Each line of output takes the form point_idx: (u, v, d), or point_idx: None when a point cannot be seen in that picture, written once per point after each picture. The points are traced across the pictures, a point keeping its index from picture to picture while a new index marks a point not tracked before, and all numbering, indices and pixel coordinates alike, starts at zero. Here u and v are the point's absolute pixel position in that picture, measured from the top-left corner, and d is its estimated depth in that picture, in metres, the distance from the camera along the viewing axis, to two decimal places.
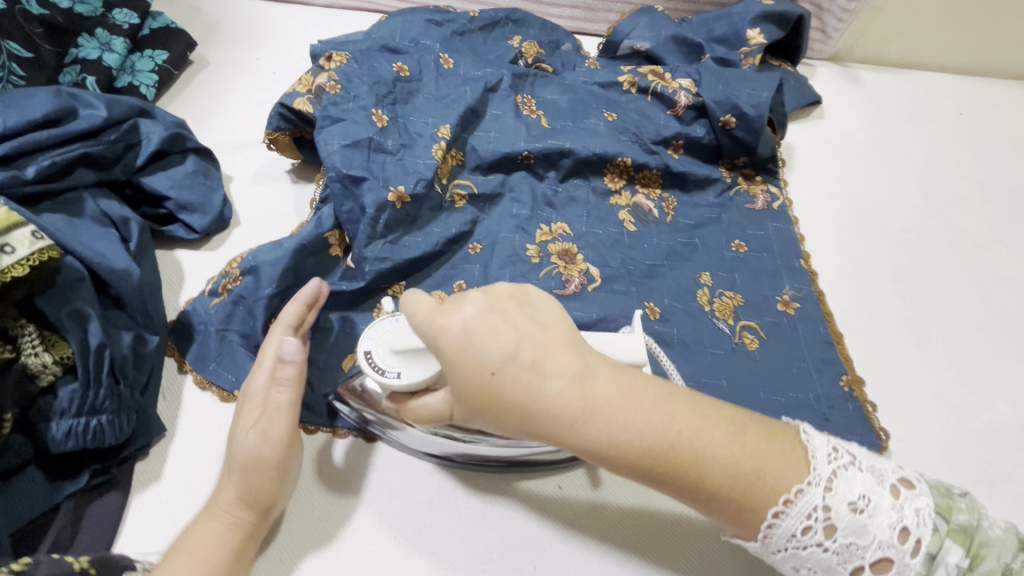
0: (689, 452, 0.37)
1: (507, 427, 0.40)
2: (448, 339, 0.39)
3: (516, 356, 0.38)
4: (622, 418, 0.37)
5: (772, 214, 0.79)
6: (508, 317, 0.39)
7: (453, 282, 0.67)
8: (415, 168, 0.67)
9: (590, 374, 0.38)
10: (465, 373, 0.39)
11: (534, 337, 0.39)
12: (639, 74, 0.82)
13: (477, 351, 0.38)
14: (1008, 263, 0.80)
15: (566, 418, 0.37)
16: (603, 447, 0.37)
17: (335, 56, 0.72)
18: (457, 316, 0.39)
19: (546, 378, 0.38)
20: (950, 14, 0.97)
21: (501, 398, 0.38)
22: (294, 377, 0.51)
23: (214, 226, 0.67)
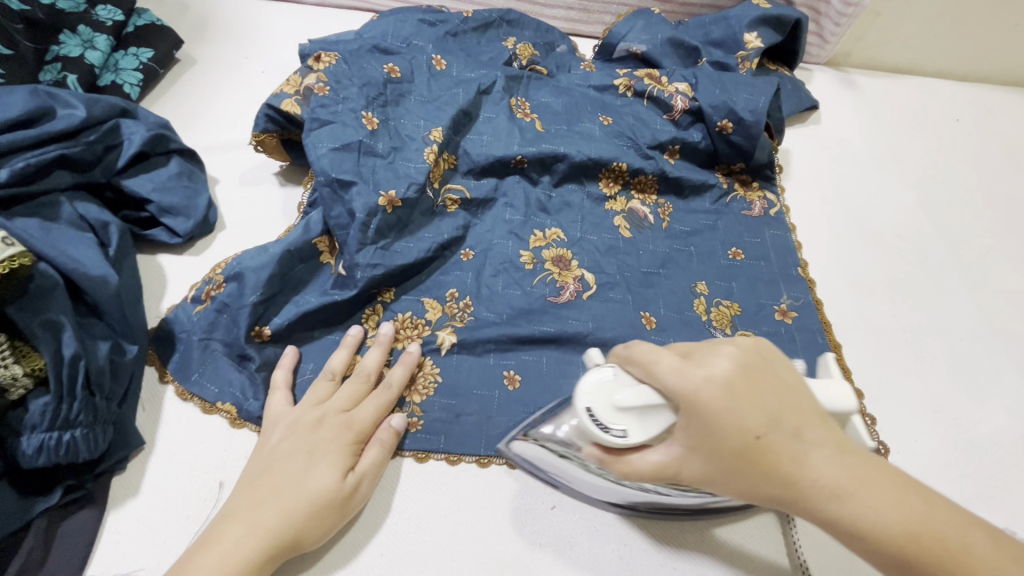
0: (958, 549, 0.35)
1: (752, 493, 0.38)
2: (707, 395, 0.37)
3: (778, 423, 0.37)
4: (883, 503, 0.36)
5: (768, 220, 0.78)
6: (763, 384, 0.38)
7: (445, 289, 0.65)
8: (406, 172, 0.65)
9: (848, 449, 0.38)
10: (728, 430, 0.37)
11: (791, 404, 0.38)
12: (635, 77, 0.81)
13: (740, 412, 0.37)
14: (1006, 271, 0.80)
15: (828, 491, 0.36)
16: (862, 527, 0.36)
17: (324, 56, 0.69)
18: (717, 369, 0.37)
19: (809, 448, 0.37)
20: (947, 20, 0.97)
21: (757, 461, 0.37)
22: (389, 441, 0.54)
23: (199, 230, 0.66)
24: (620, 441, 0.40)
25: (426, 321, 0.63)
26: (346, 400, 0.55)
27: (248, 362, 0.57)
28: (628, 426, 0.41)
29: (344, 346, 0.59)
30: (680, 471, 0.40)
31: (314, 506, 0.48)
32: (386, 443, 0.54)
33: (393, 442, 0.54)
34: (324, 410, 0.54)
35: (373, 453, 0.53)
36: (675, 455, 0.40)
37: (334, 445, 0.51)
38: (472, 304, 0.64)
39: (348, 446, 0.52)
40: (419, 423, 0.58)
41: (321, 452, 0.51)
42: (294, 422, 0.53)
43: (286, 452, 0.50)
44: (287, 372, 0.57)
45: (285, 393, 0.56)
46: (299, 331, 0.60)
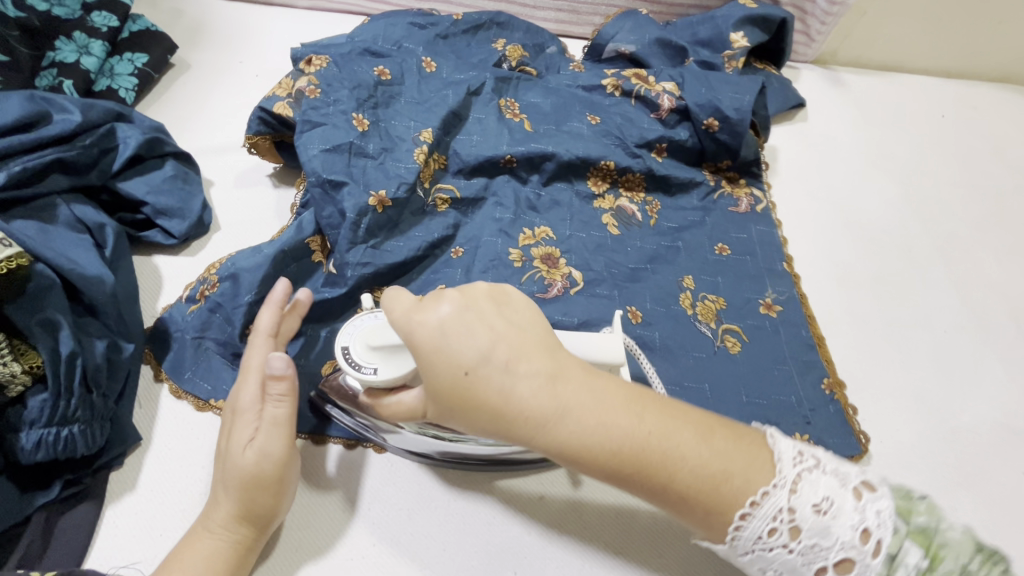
0: (659, 454, 0.37)
1: (477, 427, 0.40)
2: (422, 332, 0.39)
3: (490, 356, 0.38)
4: (592, 419, 0.37)
5: (755, 217, 0.79)
6: (482, 317, 0.39)
7: (435, 286, 0.66)
8: (396, 172, 0.67)
9: (560, 376, 0.38)
10: (437, 368, 0.39)
11: (507, 337, 0.38)
12: (623, 77, 0.82)
13: (454, 347, 0.38)
14: (988, 264, 0.81)
15: (537, 417, 0.37)
16: (570, 447, 0.37)
17: (315, 60, 0.71)
18: (435, 312, 0.39)
19: (518, 376, 0.37)
20: (931, 18, 0.98)
21: (471, 398, 0.38)
22: (287, 391, 0.50)
23: (193, 231, 0.67)
24: (373, 379, 0.46)
25: None
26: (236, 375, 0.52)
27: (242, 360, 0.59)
28: (380, 364, 0.47)
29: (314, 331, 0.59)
30: (428, 411, 0.43)
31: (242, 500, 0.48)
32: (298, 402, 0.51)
33: (293, 389, 0.50)
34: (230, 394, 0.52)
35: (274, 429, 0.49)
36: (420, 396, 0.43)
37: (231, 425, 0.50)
38: None
39: (244, 423, 0.49)
40: None
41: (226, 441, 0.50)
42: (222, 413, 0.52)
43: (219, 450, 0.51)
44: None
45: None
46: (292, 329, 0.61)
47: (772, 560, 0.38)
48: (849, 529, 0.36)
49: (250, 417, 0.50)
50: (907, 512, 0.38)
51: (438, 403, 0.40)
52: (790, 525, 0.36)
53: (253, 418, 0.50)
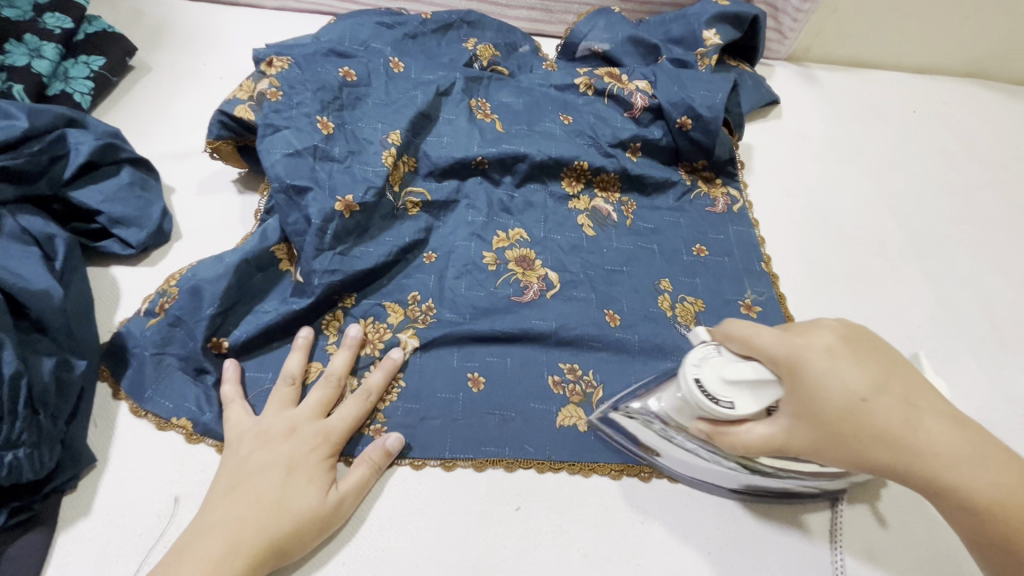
0: None
1: (859, 460, 0.41)
2: (812, 357, 0.42)
3: (886, 388, 0.40)
4: (992, 476, 0.38)
5: (731, 216, 0.78)
6: (870, 355, 0.42)
7: (406, 292, 0.65)
8: (364, 176, 0.65)
9: (964, 424, 0.40)
10: (830, 394, 0.40)
11: (899, 375, 0.41)
12: (595, 76, 0.81)
13: (844, 373, 0.40)
14: (962, 257, 0.82)
15: (935, 455, 0.39)
16: (962, 494, 0.38)
17: (276, 61, 0.69)
18: (820, 339, 0.42)
19: (923, 414, 0.39)
20: (899, 15, 0.99)
21: (866, 424, 0.40)
22: (375, 457, 0.54)
23: (152, 240, 0.64)
24: (728, 412, 0.45)
25: (388, 325, 0.62)
26: (310, 405, 0.55)
27: (206, 376, 0.57)
28: (734, 397, 0.46)
29: (297, 349, 0.58)
30: (788, 442, 0.44)
31: (297, 525, 0.48)
32: (375, 461, 0.53)
33: (378, 462, 0.54)
34: (293, 419, 0.54)
35: (360, 471, 0.52)
36: (783, 427, 0.44)
37: (311, 459, 0.52)
38: (435, 307, 0.64)
39: (325, 459, 0.52)
40: (383, 429, 0.57)
41: (300, 467, 0.51)
42: (262, 432, 0.52)
43: (261, 467, 0.50)
44: (237, 385, 0.56)
45: (243, 404, 0.55)
46: (258, 342, 0.59)
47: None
48: None
49: (332, 454, 0.53)
50: None
51: (820, 432, 0.41)
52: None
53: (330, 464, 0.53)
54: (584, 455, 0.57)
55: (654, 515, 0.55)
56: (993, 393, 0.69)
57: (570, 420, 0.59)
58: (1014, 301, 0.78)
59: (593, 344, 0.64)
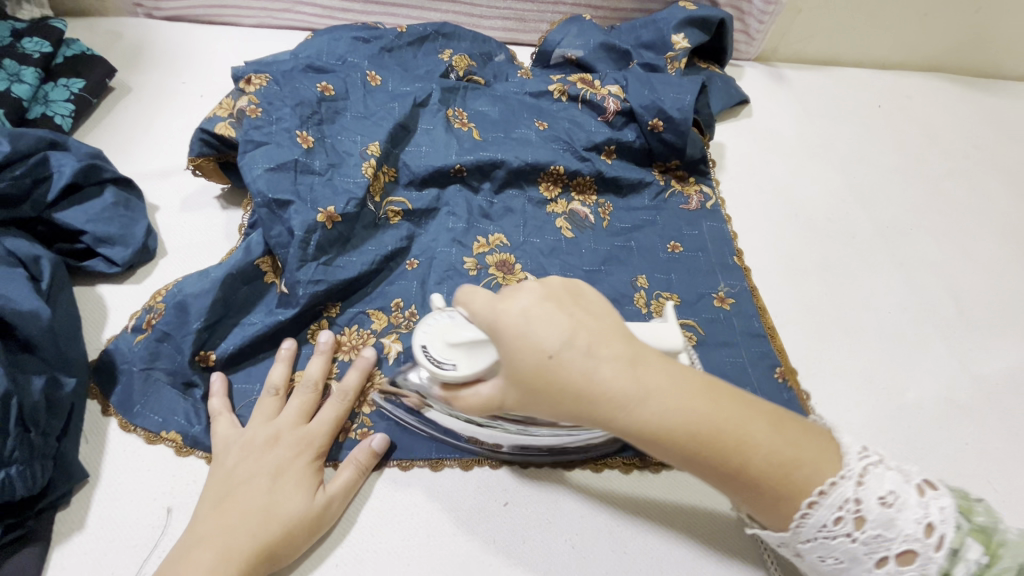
0: (733, 439, 0.40)
1: (557, 413, 0.41)
2: (506, 321, 0.40)
3: (572, 342, 0.40)
4: (673, 403, 0.40)
5: (705, 214, 0.81)
6: (563, 308, 0.41)
7: (390, 298, 0.66)
8: (344, 188, 0.66)
9: (640, 362, 0.40)
10: (522, 355, 0.40)
11: (587, 324, 0.41)
12: (568, 82, 0.83)
13: (535, 334, 0.40)
14: (927, 245, 0.85)
15: (618, 400, 0.39)
16: (646, 427, 0.40)
17: (255, 79, 0.70)
18: (517, 302, 0.41)
19: (602, 361, 0.39)
20: (861, 14, 1.02)
21: (556, 380, 0.39)
22: (360, 459, 0.55)
23: (137, 258, 0.65)
24: (453, 375, 0.47)
25: (372, 331, 0.64)
26: (291, 414, 0.56)
27: (194, 389, 0.58)
28: (460, 360, 0.47)
29: (281, 360, 0.60)
30: (503, 401, 0.44)
31: (286, 528, 0.49)
32: (361, 463, 0.55)
33: (365, 461, 0.55)
34: (277, 427, 0.55)
35: (346, 473, 0.54)
36: (498, 388, 0.44)
37: (297, 464, 0.53)
38: (418, 312, 0.65)
39: (311, 463, 0.54)
40: (371, 433, 0.58)
41: (286, 473, 0.52)
42: (246, 443, 0.54)
43: (247, 475, 0.51)
44: (224, 399, 0.57)
45: (230, 417, 0.56)
46: (245, 353, 0.60)
47: (835, 546, 0.41)
48: (914, 522, 0.40)
49: (316, 459, 0.54)
50: (968, 510, 0.42)
51: (525, 392, 0.41)
52: (855, 515, 0.40)
53: (316, 467, 0.54)
54: None
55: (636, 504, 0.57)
56: (960, 373, 0.71)
57: None
58: (977, 283, 0.81)
59: None
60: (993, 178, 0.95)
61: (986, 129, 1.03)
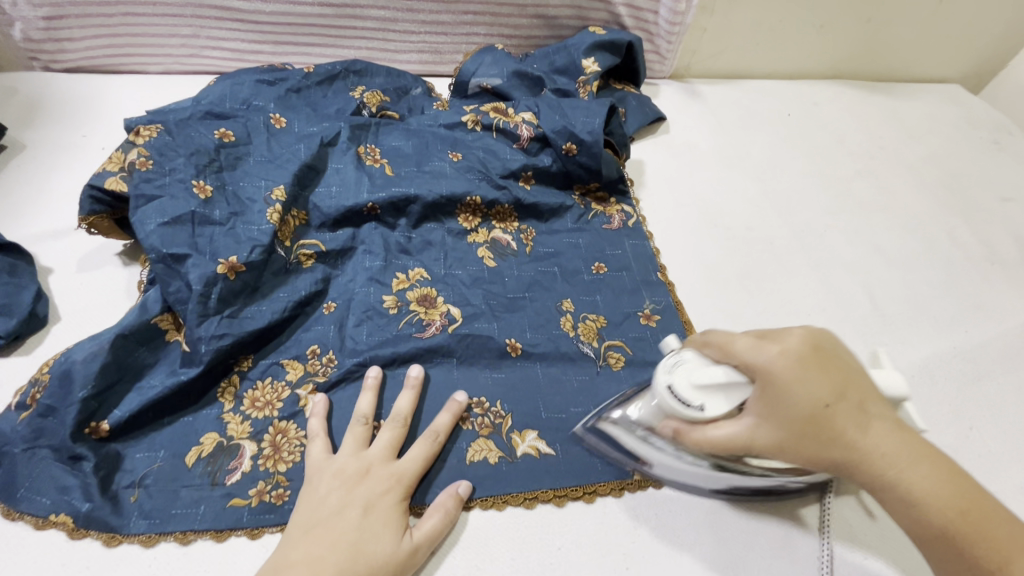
0: (1005, 534, 0.40)
1: (818, 461, 0.44)
2: (781, 362, 0.44)
3: (844, 396, 0.43)
4: (936, 480, 0.42)
5: (627, 232, 0.82)
6: (834, 364, 0.45)
7: (306, 346, 0.64)
8: (248, 235, 0.64)
9: (910, 434, 0.44)
10: (799, 401, 0.43)
11: (858, 386, 0.45)
12: (481, 112, 0.84)
13: (809, 382, 0.43)
14: (842, 245, 0.88)
15: (886, 460, 0.42)
16: (910, 491, 0.42)
17: (143, 130, 0.67)
18: (791, 344, 0.45)
19: (873, 419, 0.43)
20: (763, 29, 1.07)
21: (826, 427, 0.43)
22: (448, 510, 0.54)
23: (24, 327, 0.61)
24: (701, 415, 0.47)
25: (287, 382, 0.61)
26: (378, 445, 0.56)
27: (83, 462, 0.53)
28: (704, 401, 0.48)
29: (367, 390, 0.60)
30: (753, 442, 0.46)
31: (372, 569, 0.48)
32: (449, 511, 0.54)
33: (447, 510, 0.54)
34: (367, 460, 0.55)
35: (433, 520, 0.52)
36: (747, 425, 0.46)
37: (386, 501, 0.52)
38: (336, 358, 0.63)
39: (397, 503, 0.53)
40: (286, 493, 0.55)
41: (377, 509, 0.52)
42: (336, 472, 0.53)
43: (336, 509, 0.51)
44: (322, 420, 0.58)
45: (325, 441, 0.56)
46: (144, 420, 0.56)
47: None
48: None
49: (404, 498, 0.54)
50: None
51: (784, 428, 0.44)
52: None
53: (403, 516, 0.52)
54: (499, 486, 0.58)
55: (571, 538, 0.56)
56: None
57: (480, 454, 0.59)
58: (892, 279, 0.84)
59: (498, 374, 0.65)
60: (899, 176, 1.00)
61: (890, 130, 1.10)
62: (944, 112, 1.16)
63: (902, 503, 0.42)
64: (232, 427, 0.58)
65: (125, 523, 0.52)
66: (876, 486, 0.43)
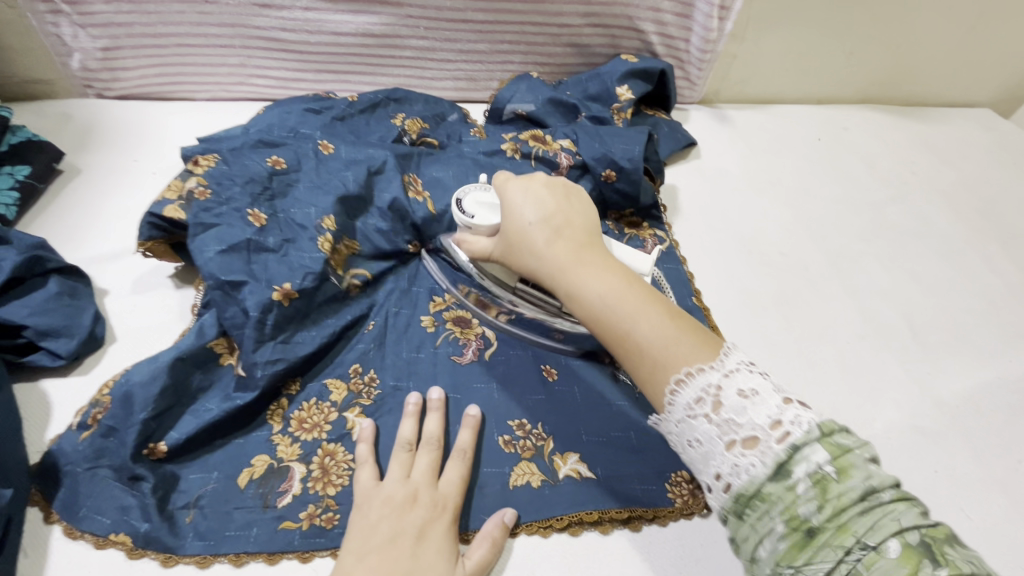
0: (631, 312, 0.52)
1: (522, 267, 0.60)
2: (512, 194, 0.62)
3: (547, 220, 0.59)
4: (589, 278, 0.55)
5: (661, 256, 0.83)
6: (555, 201, 0.61)
7: (350, 367, 0.65)
8: (301, 263, 0.66)
9: (589, 251, 0.57)
10: (513, 218, 0.60)
11: (565, 213, 0.60)
12: (520, 141, 0.86)
13: (522, 206, 0.60)
14: (877, 271, 0.88)
15: (554, 263, 0.57)
16: (567, 285, 0.55)
17: (202, 160, 0.70)
18: (532, 187, 0.62)
19: (562, 239, 0.58)
20: (793, 56, 1.09)
21: (524, 240, 0.59)
22: (496, 538, 0.54)
23: (84, 348, 0.63)
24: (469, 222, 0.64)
25: (334, 404, 0.62)
26: (423, 472, 0.57)
27: (141, 482, 0.55)
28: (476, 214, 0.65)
29: (408, 416, 0.61)
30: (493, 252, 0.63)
31: None
32: (497, 539, 0.54)
33: (494, 538, 0.54)
34: (416, 485, 0.55)
35: (483, 549, 0.53)
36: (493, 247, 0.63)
37: (438, 528, 0.53)
38: (378, 376, 0.65)
39: (448, 530, 0.54)
40: (336, 516, 0.56)
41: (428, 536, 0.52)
42: (387, 498, 0.54)
43: (390, 535, 0.51)
44: (370, 445, 0.59)
45: (373, 467, 0.57)
46: (198, 442, 0.58)
47: (694, 427, 0.46)
48: (764, 416, 0.44)
49: (453, 525, 0.54)
50: None
51: (508, 246, 0.61)
52: (713, 399, 0.46)
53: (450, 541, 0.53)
54: (543, 511, 0.58)
55: (616, 568, 0.56)
56: (923, 399, 0.72)
57: (523, 478, 0.59)
58: (929, 306, 0.83)
59: (538, 398, 0.66)
60: (933, 201, 1.00)
61: (921, 155, 1.09)
62: (975, 136, 1.16)
63: (563, 293, 0.56)
64: (283, 449, 0.59)
65: (181, 544, 0.53)
66: (552, 285, 0.57)
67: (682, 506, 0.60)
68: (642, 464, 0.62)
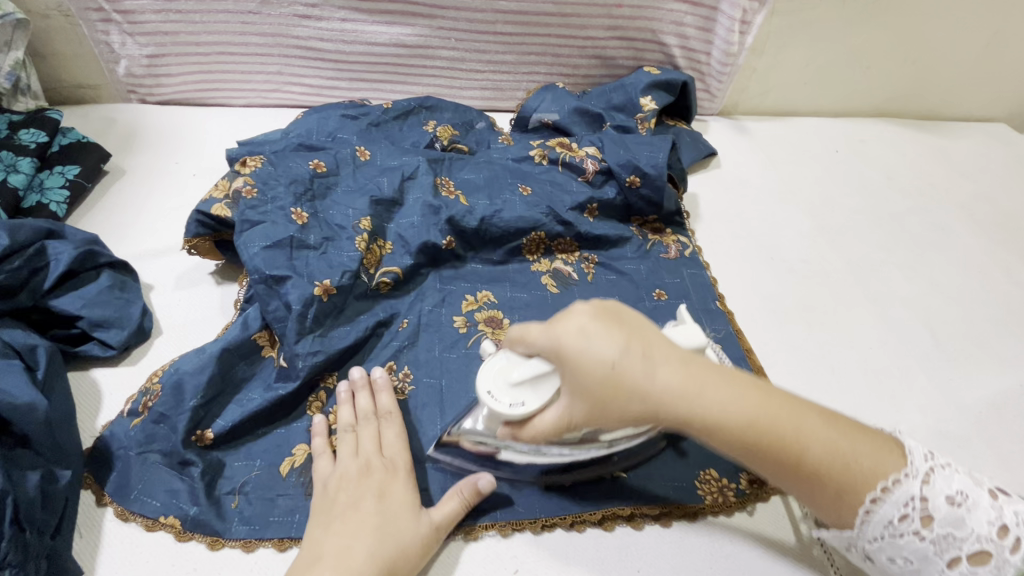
0: (791, 432, 0.44)
1: (626, 415, 0.45)
2: (566, 335, 0.45)
3: (628, 350, 0.44)
4: (723, 406, 0.44)
5: (685, 261, 0.84)
6: (613, 321, 0.45)
7: (385, 361, 0.67)
8: (340, 261, 0.68)
9: (690, 360, 0.46)
10: (589, 363, 0.44)
11: (638, 334, 0.45)
12: (548, 147, 0.88)
13: (592, 344, 0.44)
14: (898, 280, 0.89)
15: (683, 398, 0.44)
16: (708, 419, 0.44)
17: (249, 160, 0.73)
18: (574, 322, 0.45)
19: (659, 363, 0.44)
20: (812, 69, 1.11)
21: (622, 383, 0.44)
22: (463, 492, 0.57)
23: (134, 339, 0.66)
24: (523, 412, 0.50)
25: None
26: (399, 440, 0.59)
27: (191, 468, 0.57)
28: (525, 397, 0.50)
29: (379, 390, 0.62)
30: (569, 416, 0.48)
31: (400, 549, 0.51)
32: (466, 494, 0.56)
33: (456, 493, 0.56)
34: (369, 453, 0.57)
35: (450, 503, 0.56)
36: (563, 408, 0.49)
37: (398, 487, 0.56)
38: (412, 372, 0.67)
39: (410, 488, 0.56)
40: None
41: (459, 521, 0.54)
42: (346, 470, 0.56)
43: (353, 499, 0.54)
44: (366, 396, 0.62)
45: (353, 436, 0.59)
46: (241, 431, 0.60)
47: (903, 545, 0.44)
48: (984, 523, 0.43)
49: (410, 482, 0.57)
50: None
51: (593, 402, 0.45)
52: (921, 514, 0.43)
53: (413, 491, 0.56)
54: (574, 506, 0.59)
55: (646, 560, 0.57)
56: (947, 405, 0.73)
57: None
58: (951, 315, 0.85)
59: None
60: (953, 213, 1.01)
61: (940, 168, 1.11)
62: (993, 151, 1.17)
63: (711, 427, 0.44)
64: None
65: (228, 527, 0.55)
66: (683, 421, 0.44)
67: (711, 503, 0.61)
68: (671, 461, 0.63)
